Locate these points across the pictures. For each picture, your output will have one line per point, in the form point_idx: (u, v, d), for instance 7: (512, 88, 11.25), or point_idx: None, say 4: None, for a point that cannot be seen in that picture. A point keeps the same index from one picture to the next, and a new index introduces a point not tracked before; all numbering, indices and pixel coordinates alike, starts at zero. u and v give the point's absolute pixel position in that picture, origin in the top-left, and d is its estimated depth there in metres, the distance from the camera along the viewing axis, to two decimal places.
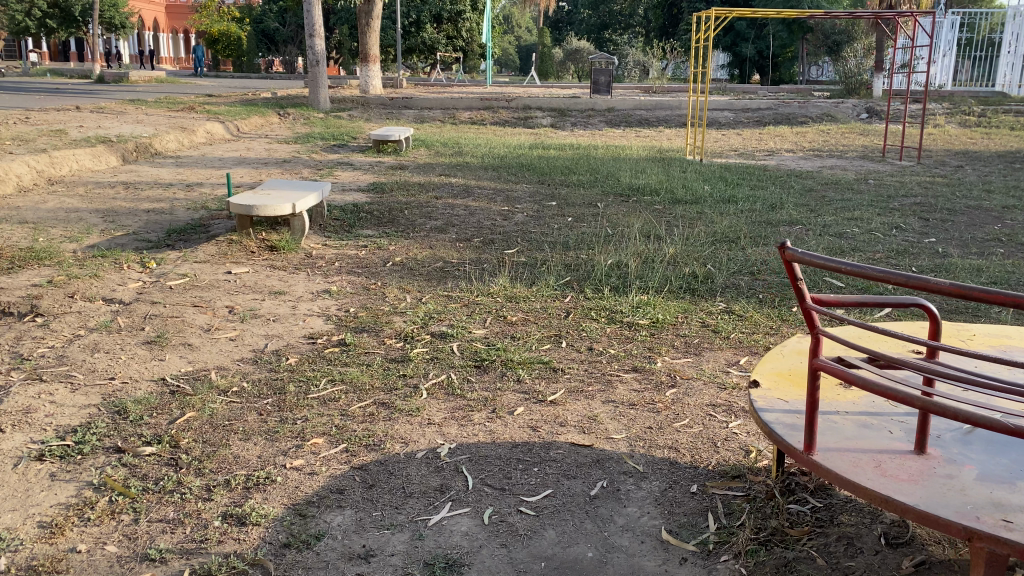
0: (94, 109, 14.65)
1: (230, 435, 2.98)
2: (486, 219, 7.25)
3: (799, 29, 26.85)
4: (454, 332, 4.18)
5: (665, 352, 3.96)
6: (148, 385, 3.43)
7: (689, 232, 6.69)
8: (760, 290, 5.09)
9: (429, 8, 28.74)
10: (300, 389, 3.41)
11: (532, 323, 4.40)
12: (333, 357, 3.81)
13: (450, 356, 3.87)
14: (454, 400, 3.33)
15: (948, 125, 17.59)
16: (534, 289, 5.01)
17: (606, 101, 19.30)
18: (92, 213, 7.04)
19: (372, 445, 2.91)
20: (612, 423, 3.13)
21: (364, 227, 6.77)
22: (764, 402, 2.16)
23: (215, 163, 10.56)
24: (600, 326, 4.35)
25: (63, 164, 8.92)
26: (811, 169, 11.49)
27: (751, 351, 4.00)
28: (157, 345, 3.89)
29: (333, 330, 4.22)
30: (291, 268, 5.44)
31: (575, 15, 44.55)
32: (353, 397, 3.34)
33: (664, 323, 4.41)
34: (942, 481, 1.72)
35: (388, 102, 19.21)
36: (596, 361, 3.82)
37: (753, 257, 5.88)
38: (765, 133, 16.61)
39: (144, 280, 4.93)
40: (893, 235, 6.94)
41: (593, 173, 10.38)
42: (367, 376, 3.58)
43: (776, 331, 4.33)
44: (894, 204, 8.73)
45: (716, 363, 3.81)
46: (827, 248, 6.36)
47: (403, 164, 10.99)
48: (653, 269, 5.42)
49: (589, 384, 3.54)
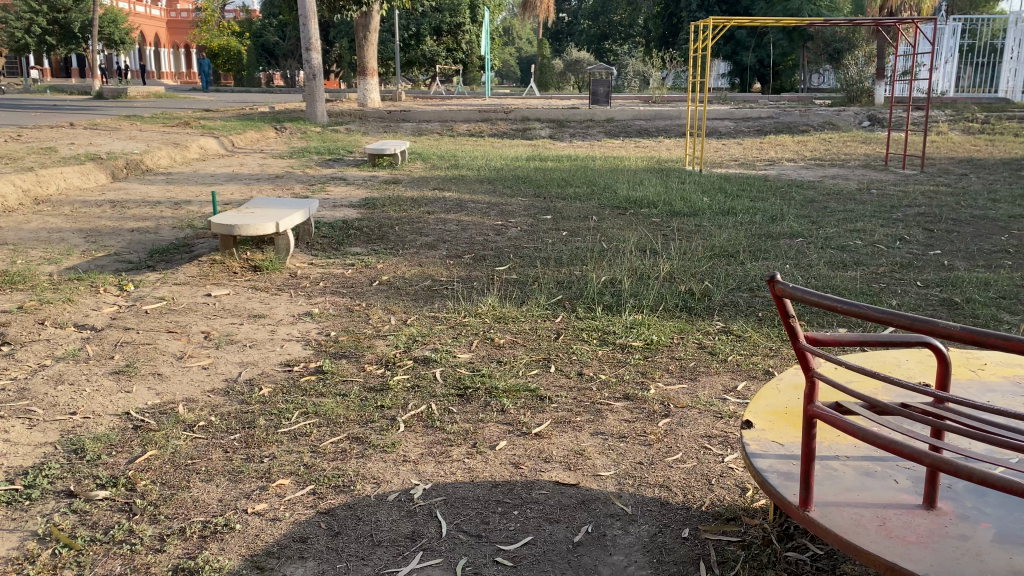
0: (88, 126, 14.53)
1: (192, 476, 2.79)
2: (478, 234, 7.07)
3: (799, 37, 26.74)
4: (437, 357, 4.00)
5: (658, 376, 3.77)
6: (110, 420, 3.23)
7: (687, 246, 6.51)
8: (759, 308, 4.90)
9: (429, 20, 28.75)
10: (270, 423, 3.23)
11: (519, 346, 4.22)
12: (308, 387, 3.62)
13: (432, 383, 3.68)
14: (433, 434, 3.14)
15: (951, 132, 17.44)
16: (524, 309, 4.82)
17: (606, 112, 19.19)
18: (75, 233, 6.88)
19: (341, 486, 2.73)
20: (599, 458, 2.94)
21: (353, 244, 6.60)
22: (756, 445, 1.96)
23: (207, 179, 10.41)
24: (591, 348, 4.17)
25: (51, 183, 8.77)
26: (812, 179, 11.32)
27: (750, 376, 3.81)
28: (125, 375, 3.70)
29: (312, 356, 4.03)
30: (273, 289, 5.26)
31: (574, 27, 44.67)
32: (326, 431, 3.16)
33: (658, 345, 4.22)
34: (955, 543, 1.53)
35: (386, 116, 19.08)
36: (585, 388, 3.62)
37: (752, 272, 5.70)
38: (765, 143, 16.45)
39: (119, 304, 4.75)
40: (897, 248, 6.75)
41: (590, 185, 10.21)
42: (342, 407, 3.39)
43: (776, 352, 4.14)
44: (897, 214, 8.55)
45: (712, 390, 3.61)
46: (830, 261, 6.17)
47: (398, 178, 10.83)
48: (649, 286, 5.23)
49: (576, 414, 3.34)
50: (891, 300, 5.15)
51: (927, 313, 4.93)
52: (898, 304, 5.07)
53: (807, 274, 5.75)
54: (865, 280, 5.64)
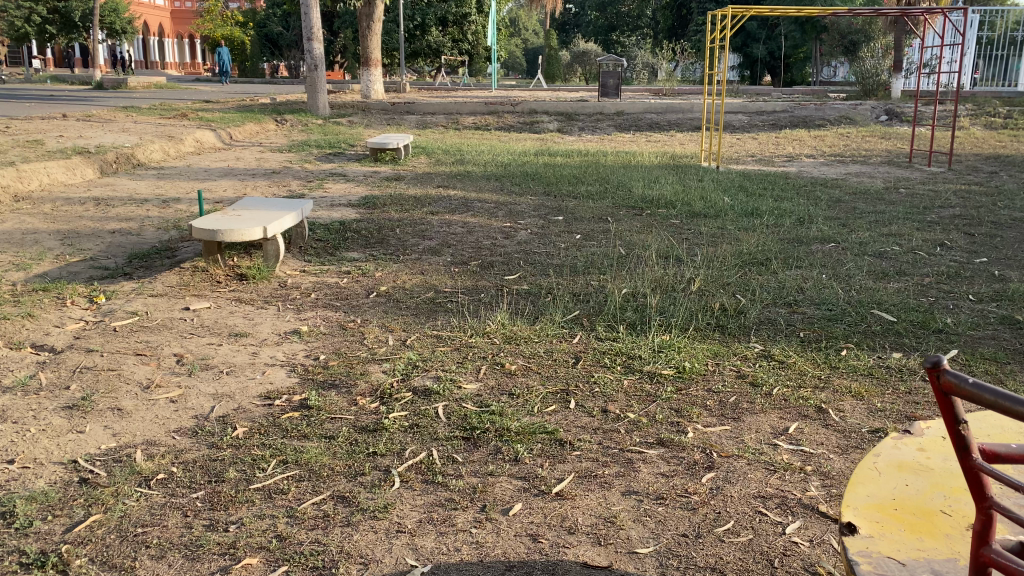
0: (81, 117, 14.00)
1: (139, 551, 2.30)
2: (485, 238, 6.57)
3: (811, 28, 26.10)
4: (440, 388, 3.48)
5: (696, 416, 3.25)
6: (53, 472, 2.74)
7: (712, 253, 6.00)
8: (800, 327, 4.39)
9: (434, 11, 28.16)
10: (241, 477, 2.73)
11: (533, 374, 3.70)
12: (290, 427, 3.12)
13: (434, 423, 3.17)
14: (434, 493, 2.64)
15: (973, 128, 16.84)
16: (538, 327, 4.30)
17: (616, 104, 18.65)
18: (51, 235, 6.39)
19: (321, 568, 2.23)
20: (634, 529, 2.43)
21: (350, 249, 6.10)
22: (869, 565, 1.45)
23: (200, 174, 9.90)
24: (615, 377, 3.65)
25: (32, 178, 8.27)
26: (835, 177, 10.79)
27: (801, 415, 3.30)
28: (79, 411, 3.20)
29: (297, 386, 3.53)
30: (259, 301, 4.77)
31: (582, 17, 44.21)
32: (307, 488, 2.66)
33: (691, 373, 3.71)
34: None
35: (390, 108, 18.52)
36: (611, 430, 3.11)
37: (787, 283, 5.19)
38: (782, 138, 15.92)
39: (85, 320, 4.26)
40: (938, 255, 6.23)
41: (603, 183, 9.67)
42: (329, 455, 2.89)
43: (826, 384, 3.63)
44: (931, 215, 8.03)
45: (759, 433, 3.11)
46: (869, 271, 5.65)
47: (401, 174, 10.30)
48: (676, 301, 4.72)
49: (604, 466, 2.83)
50: (946, 317, 4.61)
51: (988, 333, 4.39)
52: (955, 322, 4.53)
53: (847, 285, 5.23)
54: (913, 293, 5.12)
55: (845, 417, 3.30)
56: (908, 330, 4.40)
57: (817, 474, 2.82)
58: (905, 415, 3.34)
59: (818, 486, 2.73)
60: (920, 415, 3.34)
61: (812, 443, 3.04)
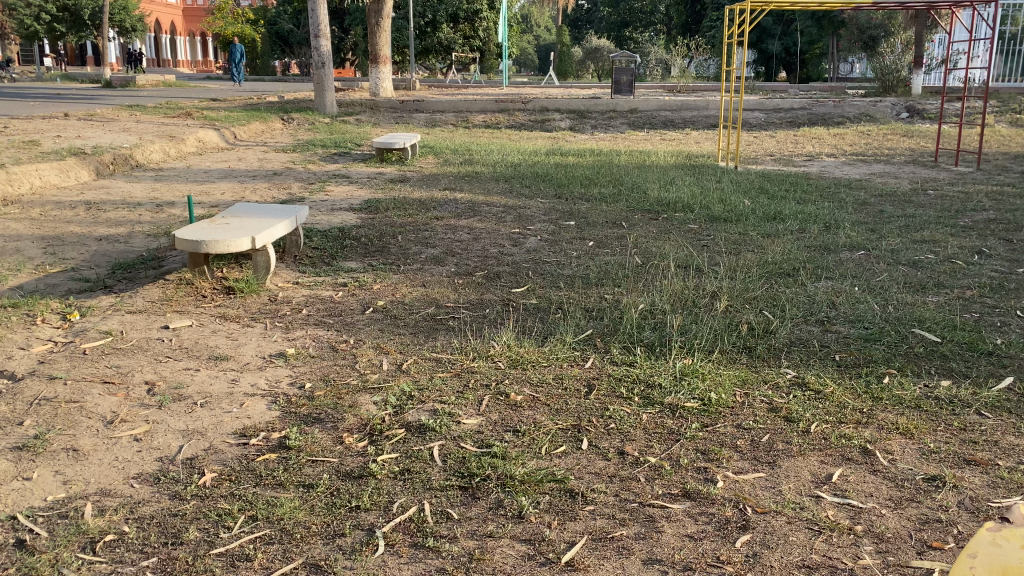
0: (82, 116, 13.72)
1: None
2: (492, 245, 6.19)
3: (829, 23, 25.55)
4: (435, 425, 3.10)
5: (726, 460, 2.86)
6: None
7: (736, 263, 5.59)
8: (835, 350, 3.98)
9: (445, 7, 27.82)
10: (203, 538, 2.37)
11: (541, 407, 3.31)
12: (266, 473, 2.75)
13: (428, 468, 2.79)
14: (423, 564, 2.26)
15: (999, 125, 16.31)
16: (546, 349, 3.92)
17: (629, 102, 18.21)
18: (34, 241, 6.06)
19: None
20: None
21: (348, 258, 5.74)
22: None
23: (200, 176, 9.58)
24: (632, 411, 3.26)
25: (24, 181, 7.96)
26: (858, 177, 10.32)
27: (844, 458, 2.90)
28: (29, 452, 2.85)
29: (277, 422, 3.16)
30: (245, 318, 4.40)
31: (595, 13, 43.86)
32: (277, 552, 2.30)
33: (719, 406, 3.32)
34: None
35: (398, 106, 18.15)
36: (629, 478, 2.73)
37: (818, 297, 4.78)
38: (800, 136, 15.46)
39: (53, 342, 3.91)
40: (978, 264, 5.81)
41: (616, 184, 9.25)
42: (305, 510, 2.52)
43: (870, 419, 3.23)
44: (964, 220, 7.59)
45: (797, 483, 2.72)
46: (905, 283, 5.23)
47: (406, 175, 9.92)
48: (699, 320, 4.32)
49: (621, 525, 2.45)
50: (996, 338, 4.19)
51: None
52: (1006, 343, 4.12)
53: (884, 299, 4.81)
54: (955, 309, 4.71)
55: (894, 461, 2.90)
56: (955, 353, 3.98)
57: (869, 535, 2.42)
58: (963, 458, 2.93)
59: (871, 552, 2.34)
60: (980, 457, 2.93)
61: (860, 494, 2.65)
